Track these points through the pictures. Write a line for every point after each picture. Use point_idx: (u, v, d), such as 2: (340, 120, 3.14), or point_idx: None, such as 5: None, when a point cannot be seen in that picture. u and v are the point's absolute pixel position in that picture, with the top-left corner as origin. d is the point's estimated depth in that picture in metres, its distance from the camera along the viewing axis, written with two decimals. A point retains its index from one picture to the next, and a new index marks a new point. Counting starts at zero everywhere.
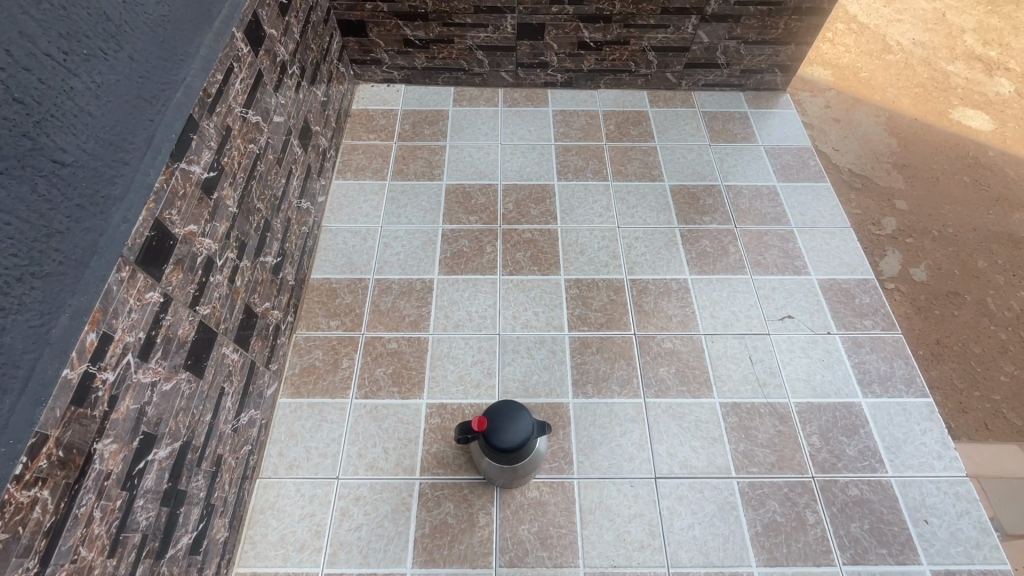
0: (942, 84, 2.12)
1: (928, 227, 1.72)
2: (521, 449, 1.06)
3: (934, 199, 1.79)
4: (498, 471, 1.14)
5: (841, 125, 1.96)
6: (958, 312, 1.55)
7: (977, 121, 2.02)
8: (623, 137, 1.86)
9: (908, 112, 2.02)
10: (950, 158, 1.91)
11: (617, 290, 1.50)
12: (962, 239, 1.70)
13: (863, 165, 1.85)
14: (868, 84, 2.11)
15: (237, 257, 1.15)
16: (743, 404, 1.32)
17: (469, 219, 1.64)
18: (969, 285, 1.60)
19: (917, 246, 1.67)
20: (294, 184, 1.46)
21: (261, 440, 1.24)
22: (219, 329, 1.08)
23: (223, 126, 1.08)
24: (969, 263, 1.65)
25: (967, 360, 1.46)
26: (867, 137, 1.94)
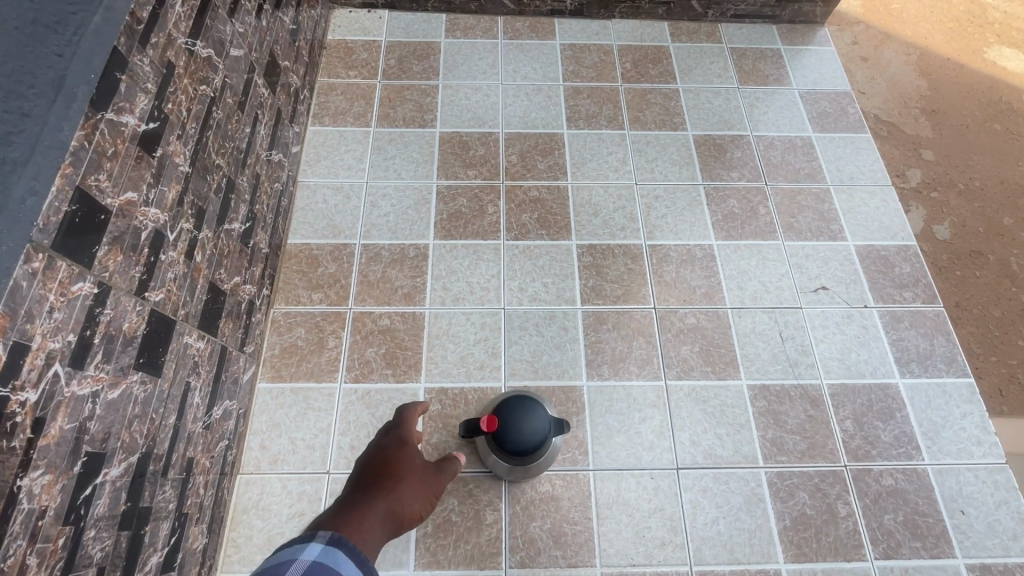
0: (979, 19, 1.89)
1: (954, 179, 1.57)
2: (532, 446, 1.01)
3: (962, 149, 1.63)
4: (508, 472, 1.06)
5: (869, 65, 1.74)
6: (981, 272, 1.42)
7: (1013, 62, 1.81)
8: (640, 77, 1.63)
9: (938, 50, 1.81)
10: (981, 103, 1.72)
11: (635, 258, 1.34)
12: (989, 193, 1.55)
13: (890, 111, 1.66)
14: (900, 17, 1.87)
15: (194, 227, 0.95)
16: (772, 386, 1.21)
17: (467, 174, 1.44)
18: (993, 244, 1.47)
19: (942, 201, 1.52)
20: (262, 132, 1.23)
21: (239, 432, 1.11)
22: (178, 316, 0.91)
23: (162, 62, 0.85)
24: (995, 219, 1.51)
25: (986, 324, 1.35)
26: (895, 78, 1.73)
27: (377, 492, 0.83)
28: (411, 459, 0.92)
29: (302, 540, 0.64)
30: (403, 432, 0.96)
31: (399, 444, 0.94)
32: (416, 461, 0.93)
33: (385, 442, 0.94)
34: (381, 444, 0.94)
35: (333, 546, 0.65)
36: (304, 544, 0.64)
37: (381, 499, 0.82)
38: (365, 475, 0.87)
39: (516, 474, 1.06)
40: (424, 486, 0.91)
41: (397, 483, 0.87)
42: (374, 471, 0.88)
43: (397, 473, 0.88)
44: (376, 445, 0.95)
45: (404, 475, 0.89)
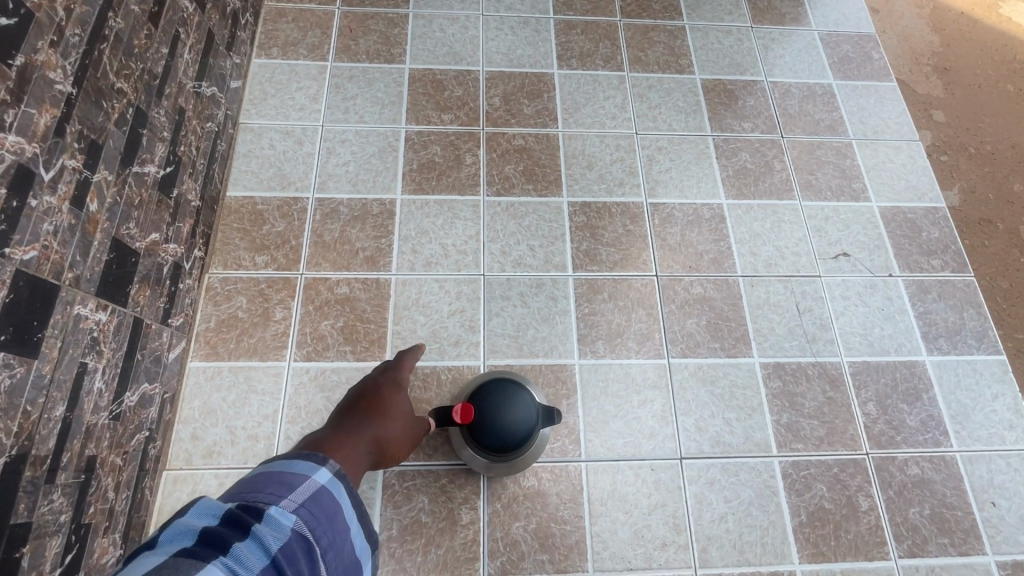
0: None
1: (964, 141, 1.35)
2: (519, 433, 0.89)
3: (975, 107, 1.40)
4: (492, 469, 0.92)
5: (880, 18, 1.50)
6: (988, 243, 1.23)
7: None
8: (642, 12, 1.42)
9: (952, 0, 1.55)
10: (998, 60, 1.48)
11: (634, 218, 1.17)
12: (1001, 157, 1.34)
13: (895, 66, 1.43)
14: None
15: (85, 167, 0.74)
16: (788, 363, 1.07)
17: (442, 118, 1.23)
18: (1004, 211, 1.27)
19: (951, 165, 1.31)
20: (188, 56, 1.00)
21: (164, 420, 0.93)
22: (62, 281, 0.70)
23: None
24: (1006, 185, 1.30)
25: (991, 301, 1.16)
26: (903, 30, 1.49)
27: (360, 430, 0.79)
28: (399, 406, 0.86)
29: (319, 456, 0.64)
30: (397, 373, 0.90)
31: (391, 387, 0.88)
32: (405, 405, 0.86)
33: (378, 380, 0.88)
34: (374, 381, 0.88)
35: (344, 475, 0.65)
36: (316, 463, 0.63)
37: (362, 437, 0.79)
38: (349, 412, 0.83)
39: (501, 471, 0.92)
40: (409, 430, 0.85)
41: (382, 422, 0.82)
42: (359, 409, 0.83)
43: (383, 413, 0.83)
44: (368, 381, 0.89)
45: (391, 416, 0.83)
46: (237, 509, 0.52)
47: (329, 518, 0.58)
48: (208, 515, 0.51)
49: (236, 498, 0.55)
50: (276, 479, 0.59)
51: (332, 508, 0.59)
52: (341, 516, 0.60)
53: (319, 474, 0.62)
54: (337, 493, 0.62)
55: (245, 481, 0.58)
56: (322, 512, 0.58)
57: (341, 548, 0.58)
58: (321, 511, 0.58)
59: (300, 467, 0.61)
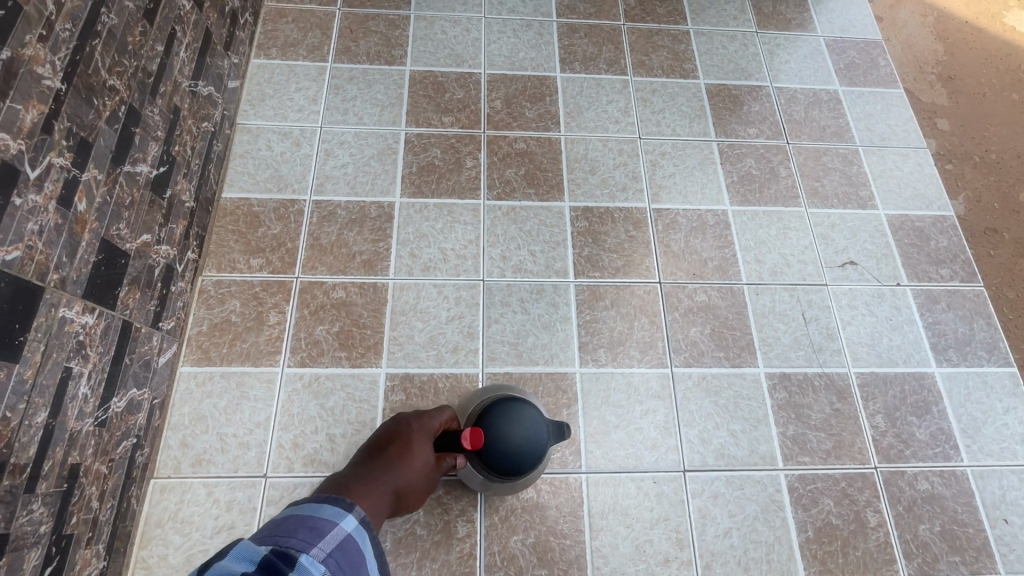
0: None
1: (968, 149, 1.33)
2: (531, 454, 0.86)
3: (979, 116, 1.38)
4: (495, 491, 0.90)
5: (884, 26, 1.48)
6: (994, 252, 1.20)
7: None
8: (646, 16, 1.40)
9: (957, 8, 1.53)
10: (1002, 68, 1.46)
11: (638, 224, 1.15)
12: (1006, 166, 1.32)
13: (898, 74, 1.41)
14: None
15: (73, 164, 0.72)
16: (794, 374, 1.04)
17: (443, 121, 1.21)
18: (1009, 220, 1.24)
19: (957, 173, 1.29)
20: (184, 55, 0.98)
21: (153, 426, 0.90)
22: (45, 281, 0.68)
23: None
24: (1012, 195, 1.28)
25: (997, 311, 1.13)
26: (907, 38, 1.47)
27: (381, 484, 0.80)
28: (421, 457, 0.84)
29: (347, 501, 0.72)
30: (429, 416, 0.88)
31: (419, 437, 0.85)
32: (432, 455, 0.85)
33: (410, 424, 0.86)
34: (404, 424, 0.87)
35: (368, 523, 0.72)
36: (344, 510, 0.71)
37: (383, 491, 0.80)
38: (372, 460, 0.84)
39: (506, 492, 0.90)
40: (431, 479, 0.85)
41: (404, 473, 0.82)
42: (382, 460, 0.83)
43: (407, 464, 0.82)
44: (398, 422, 0.88)
45: (415, 467, 0.83)
46: (275, 554, 0.60)
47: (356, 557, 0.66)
48: (252, 557, 0.58)
49: (274, 541, 0.63)
50: (307, 524, 0.67)
51: (357, 554, 0.67)
52: (362, 563, 0.67)
53: (347, 520, 0.70)
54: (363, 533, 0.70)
55: (281, 525, 0.66)
56: (349, 551, 0.66)
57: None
58: (347, 559, 0.65)
59: (330, 512, 0.70)
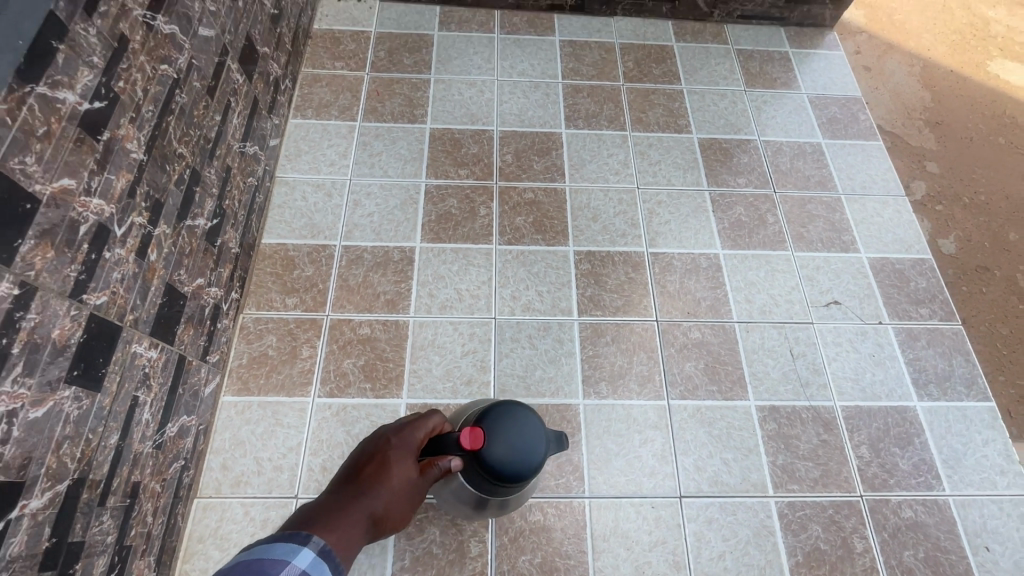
0: (982, 32, 1.84)
1: (958, 192, 1.48)
2: (533, 472, 0.82)
3: (968, 160, 1.55)
4: (495, 509, 0.92)
5: (875, 77, 1.67)
6: (987, 289, 1.32)
7: (1015, 76, 1.76)
8: (643, 77, 1.55)
9: (943, 63, 1.75)
10: (985, 117, 1.65)
11: (636, 266, 1.25)
12: (994, 207, 1.47)
13: (892, 121, 1.58)
14: (903, 24, 1.83)
15: (148, 222, 0.85)
16: (783, 407, 1.12)
17: (459, 173, 1.35)
18: (999, 259, 1.38)
19: (947, 214, 1.43)
20: (236, 121, 1.13)
21: (198, 450, 1.00)
22: (124, 321, 0.80)
23: (115, 34, 0.76)
24: (1001, 235, 1.42)
25: (994, 344, 1.24)
26: (898, 88, 1.66)
27: (360, 506, 0.78)
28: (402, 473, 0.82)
29: (301, 536, 0.65)
30: (412, 430, 0.86)
31: (399, 454, 0.83)
32: (413, 471, 0.83)
33: (389, 441, 0.84)
34: (382, 442, 0.85)
35: (328, 555, 0.65)
36: (298, 546, 0.63)
37: (365, 514, 0.77)
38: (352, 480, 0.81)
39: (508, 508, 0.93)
40: (413, 497, 0.84)
41: (385, 495, 0.80)
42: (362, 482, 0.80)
43: (387, 484, 0.81)
44: (377, 440, 0.87)
45: (395, 486, 0.81)
46: None
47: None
48: None
49: None
50: (254, 569, 0.59)
51: None
52: None
53: (301, 555, 0.62)
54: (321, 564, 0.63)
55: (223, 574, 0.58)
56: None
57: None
58: None
59: (281, 551, 0.62)
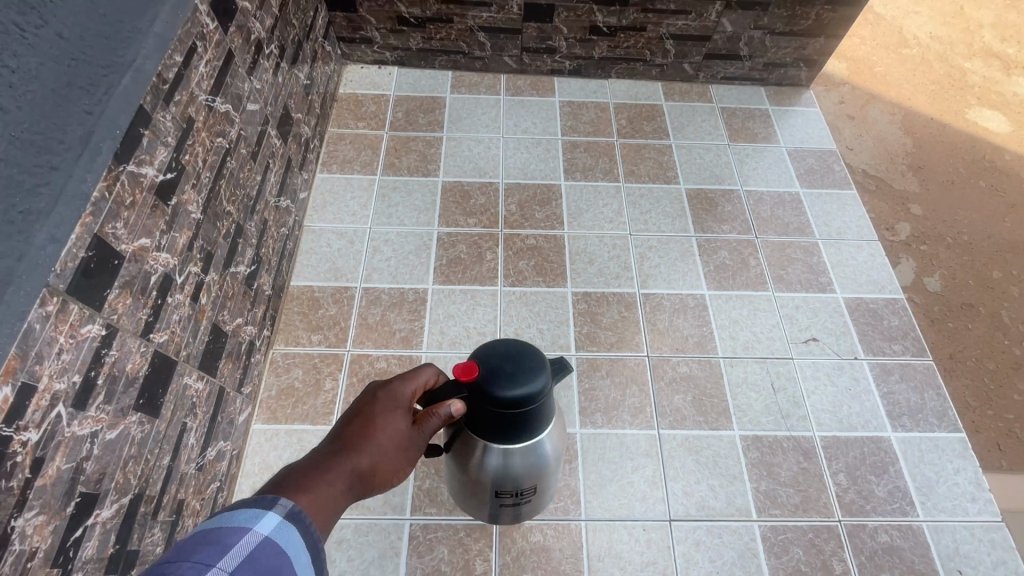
0: (960, 82, 2.09)
1: (942, 233, 1.67)
2: (540, 395, 0.75)
3: (950, 202, 1.74)
4: (536, 466, 0.88)
5: (860, 124, 1.87)
6: (973, 325, 1.50)
7: (994, 123, 1.98)
8: (635, 133, 1.71)
9: (924, 111, 1.97)
10: (964, 161, 1.85)
11: (629, 306, 1.37)
12: (976, 247, 1.65)
13: (879, 166, 1.78)
14: (885, 78, 2.06)
15: (201, 270, 0.99)
16: (765, 437, 1.21)
17: (468, 222, 1.49)
18: (982, 296, 1.55)
19: (933, 254, 1.61)
20: (272, 180, 1.29)
21: (231, 474, 1.11)
22: (179, 357, 0.93)
23: (184, 117, 0.92)
24: (984, 273, 1.60)
25: (980, 376, 1.41)
26: (882, 135, 1.87)
27: (343, 464, 0.67)
28: (392, 428, 0.74)
29: (268, 501, 0.50)
30: (402, 386, 0.79)
31: (389, 407, 0.76)
32: (404, 426, 0.76)
33: (377, 396, 0.76)
34: (369, 396, 0.77)
35: (301, 521, 0.51)
36: (263, 513, 0.48)
37: (351, 471, 0.67)
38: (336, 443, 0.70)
39: (547, 458, 0.89)
40: (405, 454, 0.75)
41: (374, 451, 0.71)
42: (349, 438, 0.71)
43: (376, 439, 0.72)
44: (362, 398, 0.78)
45: (382, 443, 0.73)
46: None
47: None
48: None
49: None
50: (204, 544, 0.44)
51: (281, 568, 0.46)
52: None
53: (266, 525, 0.47)
54: (275, 545, 0.47)
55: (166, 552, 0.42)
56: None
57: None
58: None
59: (243, 517, 0.47)
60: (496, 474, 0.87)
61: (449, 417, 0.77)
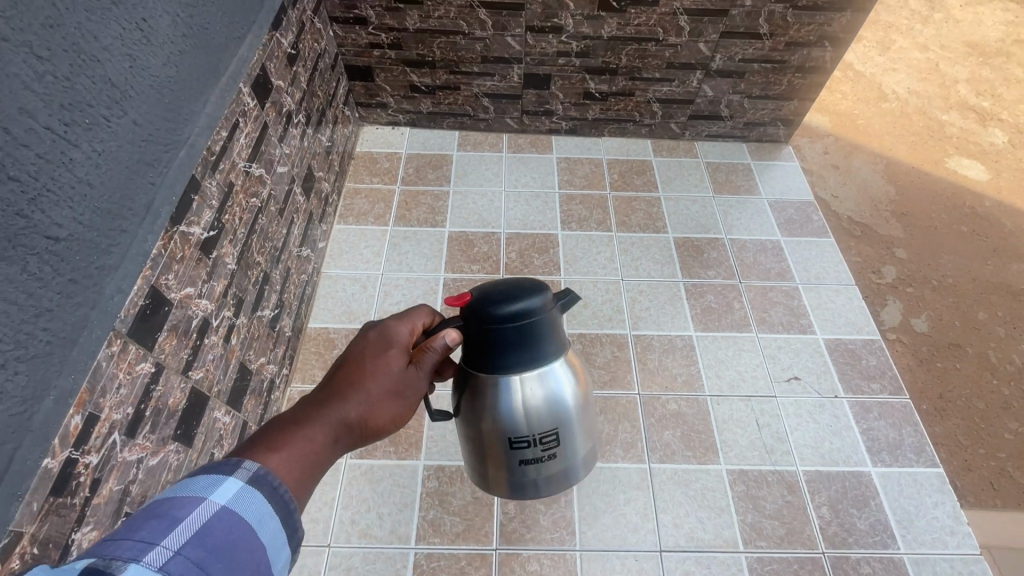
0: (938, 133, 2.25)
1: (927, 276, 1.77)
2: (535, 312, 0.79)
3: (935, 246, 1.86)
4: (556, 409, 0.88)
5: (844, 173, 2.02)
6: (960, 365, 1.58)
7: (973, 171, 2.12)
8: (626, 186, 1.86)
9: (905, 160, 2.12)
10: (946, 207, 1.98)
11: (621, 346, 1.47)
12: (962, 289, 1.76)
13: (863, 213, 1.90)
14: (866, 130, 2.22)
15: (233, 314, 1.12)
16: (750, 471, 1.28)
17: (472, 268, 1.62)
18: (969, 337, 1.65)
19: (918, 296, 1.71)
20: (296, 232, 1.44)
21: None
22: (212, 392, 1.04)
23: (226, 182, 1.07)
24: (969, 314, 1.70)
25: (970, 416, 1.49)
26: (865, 183, 2.01)
27: (334, 410, 0.75)
28: (384, 369, 0.80)
29: (227, 467, 0.57)
30: (394, 327, 0.84)
31: (380, 349, 0.81)
32: (398, 366, 0.81)
33: (369, 339, 0.82)
34: (362, 339, 0.83)
35: (258, 483, 0.57)
36: (219, 479, 0.55)
37: (343, 417, 0.75)
38: (332, 389, 0.78)
39: (566, 398, 0.88)
40: (405, 392, 0.82)
41: (368, 394, 0.78)
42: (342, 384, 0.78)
43: (370, 382, 0.79)
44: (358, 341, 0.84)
45: (372, 385, 0.79)
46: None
47: (225, 547, 0.50)
48: None
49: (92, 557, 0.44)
50: (158, 514, 0.50)
51: (235, 527, 0.52)
52: (248, 533, 0.52)
53: (222, 490, 0.54)
54: (226, 514, 0.52)
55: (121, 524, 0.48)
56: (206, 559, 0.48)
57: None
58: (218, 539, 0.50)
59: (200, 485, 0.53)
60: (515, 415, 0.87)
61: (446, 348, 0.83)
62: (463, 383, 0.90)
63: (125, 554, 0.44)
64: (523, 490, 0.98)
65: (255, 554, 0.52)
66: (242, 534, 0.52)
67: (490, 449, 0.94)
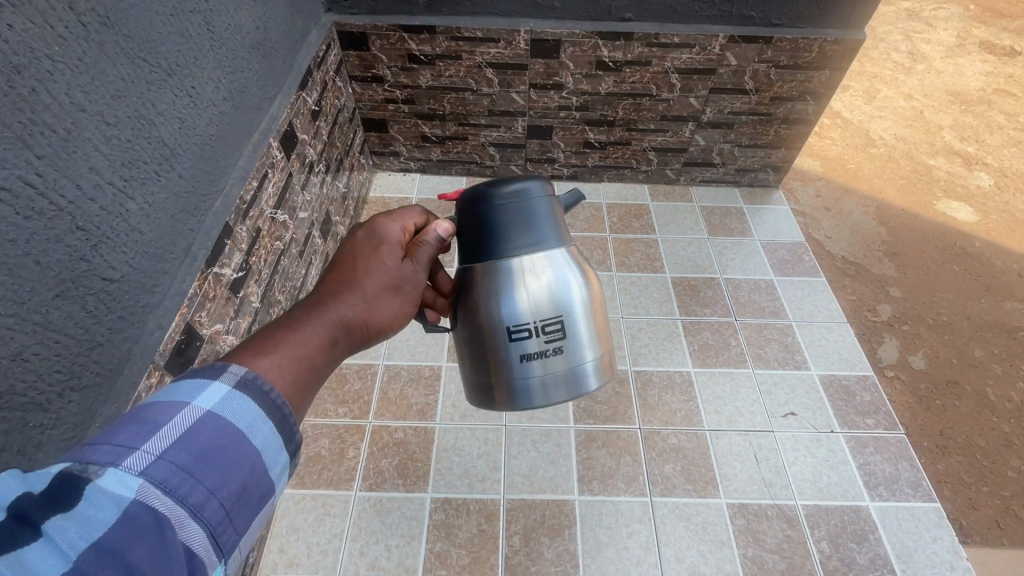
0: (926, 176, 2.36)
1: (923, 314, 1.83)
2: (525, 195, 0.86)
3: (929, 284, 1.93)
4: (558, 296, 0.86)
5: (835, 215, 2.11)
6: (959, 401, 1.63)
7: (962, 213, 2.21)
8: (625, 228, 1.95)
9: (895, 202, 2.22)
10: (938, 247, 2.07)
11: (622, 382, 1.53)
12: (957, 327, 1.81)
13: (856, 253, 1.99)
14: (856, 174, 2.33)
15: None
16: (749, 505, 1.31)
17: None
18: (967, 375, 1.69)
19: (914, 333, 1.77)
20: (313, 272, 1.53)
21: (262, 535, 1.23)
22: None
23: (254, 228, 1.17)
24: (966, 351, 1.75)
25: (972, 453, 1.52)
26: (857, 225, 2.10)
27: (334, 302, 0.78)
28: (378, 262, 0.85)
29: (213, 370, 0.57)
30: (381, 224, 0.90)
31: (371, 245, 0.87)
32: (394, 260, 0.87)
33: (358, 239, 0.88)
34: (352, 239, 0.88)
35: (245, 386, 0.57)
36: (205, 382, 0.56)
37: (344, 308, 0.78)
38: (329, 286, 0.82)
39: (570, 286, 0.87)
40: (403, 283, 0.87)
41: (366, 285, 0.82)
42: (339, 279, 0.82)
43: (368, 274, 0.83)
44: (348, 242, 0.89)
45: (367, 281, 0.83)
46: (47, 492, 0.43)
47: (210, 450, 0.52)
48: None
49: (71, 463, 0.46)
50: (141, 418, 0.51)
51: (220, 434, 0.53)
52: (234, 440, 0.53)
53: (205, 395, 0.54)
54: (212, 419, 0.53)
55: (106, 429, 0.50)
56: (192, 463, 0.50)
57: (239, 476, 0.52)
58: (200, 447, 0.51)
59: (183, 390, 0.54)
60: (515, 286, 0.85)
61: (438, 241, 0.91)
62: (459, 287, 0.92)
63: (103, 458, 0.47)
64: (525, 399, 0.88)
65: (247, 456, 0.54)
66: (229, 438, 0.53)
67: (489, 342, 0.89)
